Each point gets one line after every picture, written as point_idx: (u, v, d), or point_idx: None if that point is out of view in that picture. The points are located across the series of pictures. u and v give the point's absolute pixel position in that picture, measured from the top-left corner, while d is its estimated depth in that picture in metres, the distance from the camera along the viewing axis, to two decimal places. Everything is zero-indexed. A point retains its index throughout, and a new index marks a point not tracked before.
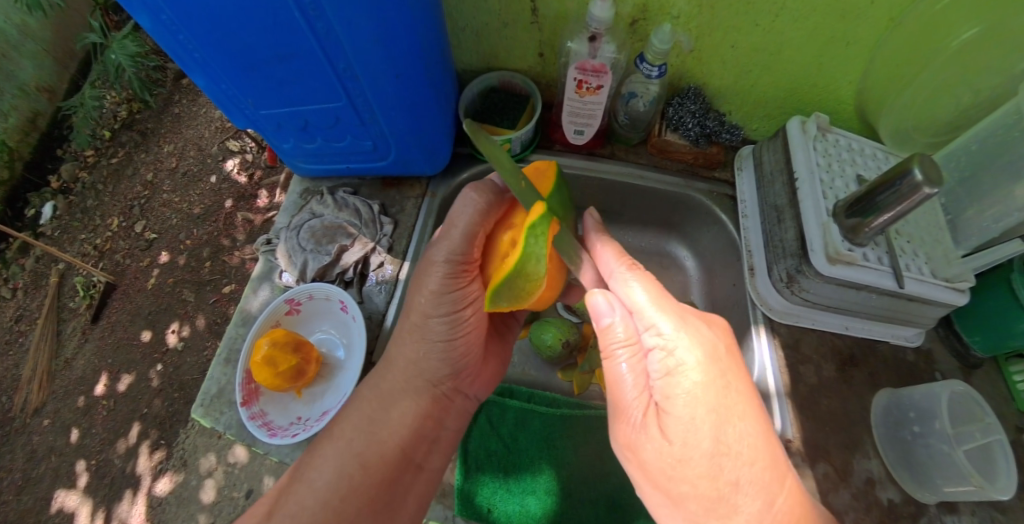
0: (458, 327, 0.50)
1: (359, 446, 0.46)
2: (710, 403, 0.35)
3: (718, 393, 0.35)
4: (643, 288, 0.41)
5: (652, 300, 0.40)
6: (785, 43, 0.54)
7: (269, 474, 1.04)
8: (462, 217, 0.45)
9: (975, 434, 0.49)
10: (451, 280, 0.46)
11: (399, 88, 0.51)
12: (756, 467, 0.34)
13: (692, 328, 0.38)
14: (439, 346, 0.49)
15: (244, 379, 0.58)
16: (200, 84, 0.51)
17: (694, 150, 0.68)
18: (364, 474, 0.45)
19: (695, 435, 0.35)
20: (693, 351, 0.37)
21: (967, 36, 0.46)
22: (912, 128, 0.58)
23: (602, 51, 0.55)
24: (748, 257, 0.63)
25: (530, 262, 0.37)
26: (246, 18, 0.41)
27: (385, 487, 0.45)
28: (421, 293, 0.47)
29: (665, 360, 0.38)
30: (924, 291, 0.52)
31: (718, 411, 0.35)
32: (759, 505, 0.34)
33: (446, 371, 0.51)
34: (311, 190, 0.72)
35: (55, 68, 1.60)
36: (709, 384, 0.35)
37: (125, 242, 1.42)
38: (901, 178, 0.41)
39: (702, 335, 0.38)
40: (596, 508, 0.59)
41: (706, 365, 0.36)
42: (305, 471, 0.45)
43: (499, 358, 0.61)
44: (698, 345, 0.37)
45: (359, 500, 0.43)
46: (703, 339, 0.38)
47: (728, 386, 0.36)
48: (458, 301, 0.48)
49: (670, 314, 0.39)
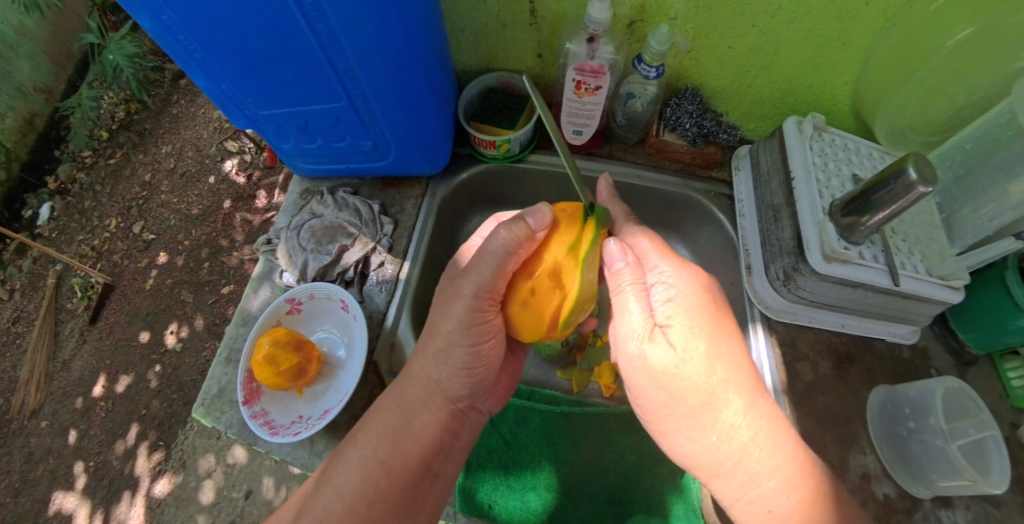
0: (481, 357, 0.48)
1: (383, 453, 0.46)
2: (705, 318, 0.39)
3: (711, 315, 0.40)
4: (648, 241, 0.45)
5: (657, 248, 0.44)
6: (781, 43, 0.54)
7: (268, 475, 1.05)
8: (490, 259, 0.42)
9: (969, 430, 0.50)
10: (475, 314, 0.45)
11: (400, 89, 0.51)
12: (741, 372, 0.38)
13: (689, 267, 0.43)
14: (458, 372, 0.48)
15: (245, 378, 0.58)
16: (200, 85, 0.51)
17: (692, 150, 0.68)
18: (388, 480, 0.45)
19: (694, 340, 0.38)
20: (690, 283, 0.41)
21: (961, 37, 0.47)
22: (906, 128, 0.59)
23: (600, 52, 0.56)
24: (744, 255, 0.64)
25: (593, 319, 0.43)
26: (248, 20, 0.41)
27: (409, 500, 0.45)
28: (446, 321, 0.46)
29: (667, 287, 0.41)
30: (919, 289, 0.53)
31: (711, 326, 0.39)
32: (744, 402, 0.38)
33: (465, 397, 0.50)
34: (311, 190, 0.73)
35: (53, 69, 1.60)
36: (704, 307, 0.40)
37: (123, 243, 1.41)
38: (896, 178, 0.42)
39: (696, 273, 0.43)
40: (597, 504, 0.59)
41: (699, 293, 0.41)
42: (330, 475, 0.45)
43: (513, 372, 0.58)
44: (693, 280, 0.42)
45: (386, 504, 0.43)
46: (698, 277, 0.43)
47: (719, 309, 0.40)
48: (483, 332, 0.46)
49: (671, 260, 0.43)
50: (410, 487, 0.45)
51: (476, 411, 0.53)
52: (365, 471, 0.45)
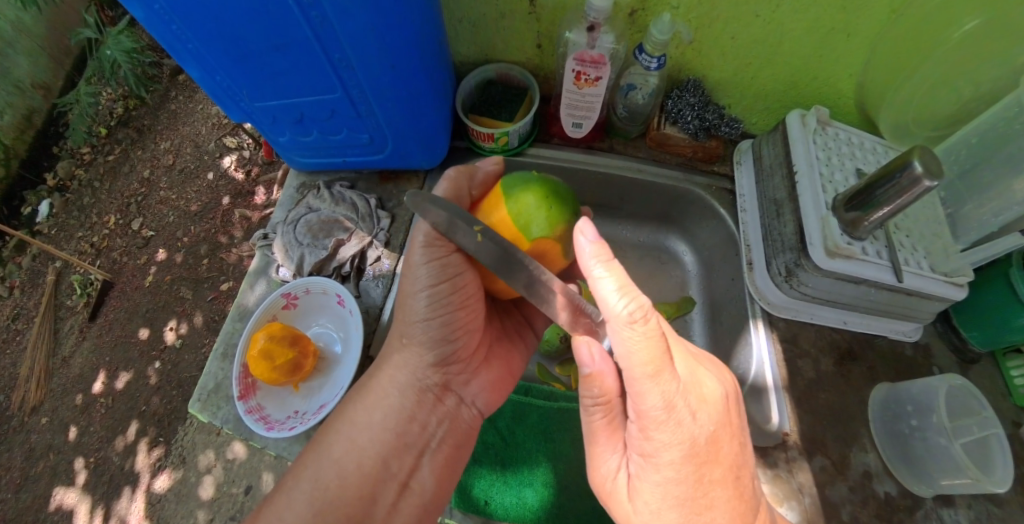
0: (442, 306, 0.46)
1: (339, 452, 0.45)
2: (684, 485, 0.35)
3: (692, 487, 0.35)
4: (642, 358, 0.31)
5: (648, 378, 0.32)
6: (786, 35, 0.53)
7: (268, 470, 1.06)
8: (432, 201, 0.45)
9: (972, 427, 0.49)
10: (428, 249, 0.44)
11: (396, 79, 0.50)
12: None
13: (682, 419, 0.33)
14: (421, 327, 0.47)
15: (240, 373, 0.57)
16: (194, 77, 0.50)
17: (694, 144, 0.67)
18: (340, 486, 0.43)
19: (663, 511, 0.37)
20: (672, 445, 0.34)
21: (968, 28, 0.46)
22: (911, 122, 0.57)
23: (601, 42, 0.54)
24: (746, 251, 0.63)
25: (530, 223, 0.42)
26: (241, 9, 0.40)
27: (366, 512, 0.43)
28: (408, 270, 0.46)
29: (642, 423, 0.35)
30: (922, 285, 0.52)
31: (686, 502, 0.35)
32: None
33: (432, 371, 0.50)
34: (307, 184, 0.72)
35: (50, 65, 1.58)
36: (681, 479, 0.35)
37: (122, 240, 1.41)
38: (901, 171, 0.41)
39: (683, 428, 0.33)
40: (595, 500, 0.59)
41: (680, 464, 0.34)
42: (289, 483, 0.44)
43: (505, 365, 0.57)
44: (679, 446, 0.34)
45: (336, 516, 0.41)
46: (682, 435, 0.33)
47: (704, 476, 0.35)
48: (440, 274, 0.44)
49: (659, 402, 0.32)
50: (367, 497, 0.44)
51: (455, 401, 0.52)
52: (316, 479, 0.43)
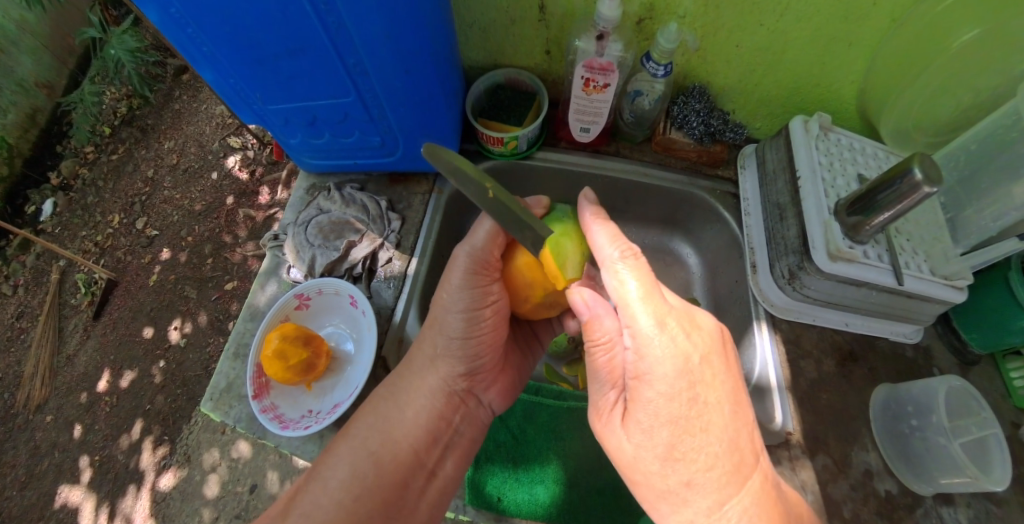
0: (476, 326, 0.49)
1: (373, 444, 0.46)
2: (677, 402, 0.36)
3: (685, 406, 0.36)
4: (635, 282, 0.39)
5: (642, 293, 0.38)
6: (789, 43, 0.54)
7: (274, 469, 1.08)
8: (477, 231, 0.49)
9: (971, 427, 0.51)
10: (472, 277, 0.48)
11: (410, 84, 0.52)
12: (712, 472, 0.36)
13: (675, 335, 0.37)
14: (455, 343, 0.49)
15: (254, 373, 0.58)
16: (208, 79, 0.51)
17: (698, 149, 0.68)
18: (377, 475, 0.44)
19: (654, 433, 0.37)
20: (665, 358, 0.36)
21: (968, 37, 0.46)
22: (912, 128, 0.58)
23: (608, 50, 0.55)
24: (750, 254, 0.64)
25: (566, 264, 0.43)
26: (260, 13, 0.41)
27: (398, 499, 0.44)
28: (446, 290, 0.49)
29: (634, 344, 0.38)
30: (923, 288, 0.53)
31: (678, 419, 0.36)
32: (709, 501, 0.36)
33: (462, 378, 0.52)
34: (317, 186, 0.72)
35: (54, 64, 1.60)
36: (673, 395, 0.36)
37: (126, 239, 1.42)
38: (901, 178, 0.42)
39: (677, 343, 0.36)
40: (603, 496, 0.61)
41: (673, 377, 0.36)
42: (320, 470, 0.44)
43: (516, 378, 0.59)
44: (672, 358, 0.36)
45: (372, 501, 0.43)
46: (675, 350, 0.36)
47: (697, 395, 0.36)
48: (479, 298, 0.48)
49: (651, 315, 0.37)
50: (401, 483, 0.45)
51: (475, 403, 0.54)
52: (353, 467, 0.44)
